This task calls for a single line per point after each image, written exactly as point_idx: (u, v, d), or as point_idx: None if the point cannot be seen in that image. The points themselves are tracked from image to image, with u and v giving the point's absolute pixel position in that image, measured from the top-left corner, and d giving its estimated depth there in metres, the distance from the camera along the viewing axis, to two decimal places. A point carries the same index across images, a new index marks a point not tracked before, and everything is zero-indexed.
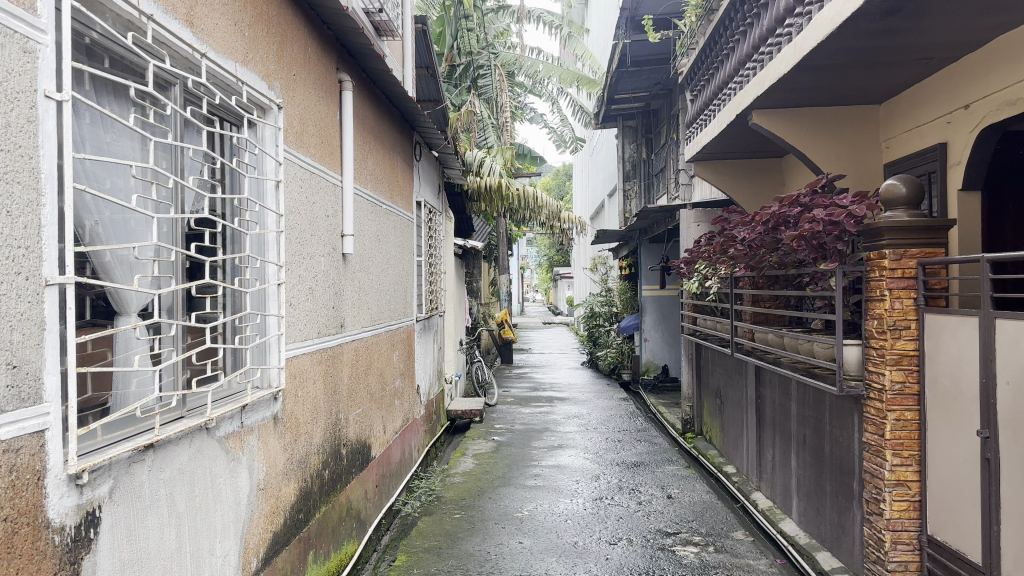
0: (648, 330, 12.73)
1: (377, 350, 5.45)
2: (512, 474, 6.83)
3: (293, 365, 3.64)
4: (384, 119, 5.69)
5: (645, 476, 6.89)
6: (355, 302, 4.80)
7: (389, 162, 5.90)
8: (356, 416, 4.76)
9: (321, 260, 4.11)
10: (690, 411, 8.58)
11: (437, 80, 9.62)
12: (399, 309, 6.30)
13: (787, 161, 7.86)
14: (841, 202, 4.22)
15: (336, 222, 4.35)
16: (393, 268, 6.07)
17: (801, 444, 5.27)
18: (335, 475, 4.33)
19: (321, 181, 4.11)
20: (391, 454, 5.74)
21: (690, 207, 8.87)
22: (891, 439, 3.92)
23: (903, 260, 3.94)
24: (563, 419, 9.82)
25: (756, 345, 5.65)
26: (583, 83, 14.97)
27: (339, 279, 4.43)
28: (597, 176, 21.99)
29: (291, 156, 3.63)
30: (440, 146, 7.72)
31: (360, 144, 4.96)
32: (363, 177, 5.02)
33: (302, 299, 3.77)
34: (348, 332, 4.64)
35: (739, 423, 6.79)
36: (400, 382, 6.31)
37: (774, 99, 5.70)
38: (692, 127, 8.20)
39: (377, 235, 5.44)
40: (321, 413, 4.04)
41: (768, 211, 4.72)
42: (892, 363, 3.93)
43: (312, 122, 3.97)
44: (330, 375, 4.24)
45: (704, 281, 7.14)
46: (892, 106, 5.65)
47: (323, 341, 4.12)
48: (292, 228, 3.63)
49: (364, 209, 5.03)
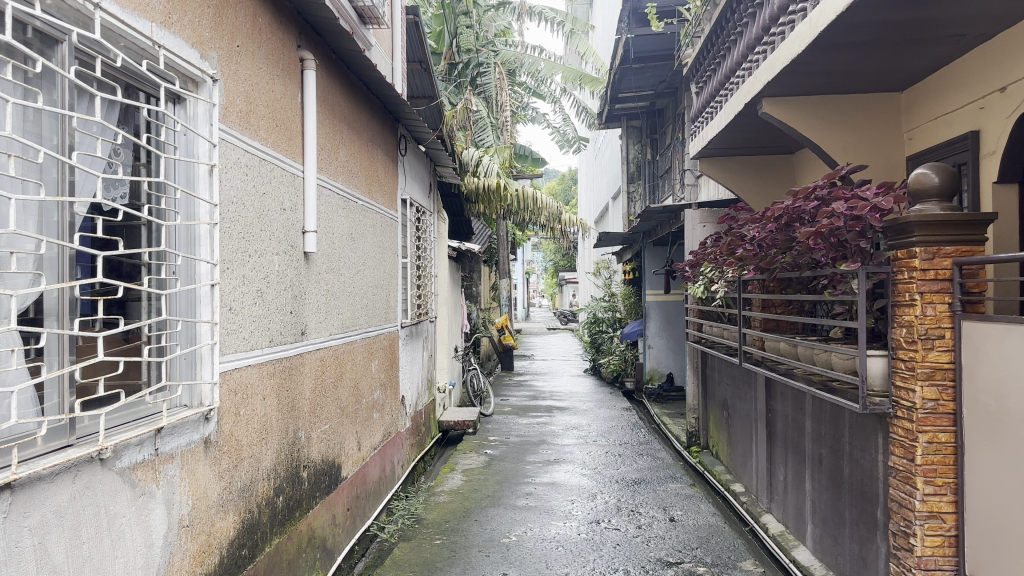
0: (653, 337, 12.19)
1: (351, 361, 4.97)
2: (503, 492, 6.35)
3: (234, 380, 3.17)
4: (361, 107, 5.23)
5: (647, 495, 6.38)
6: (322, 306, 4.34)
7: (367, 154, 5.44)
8: (321, 434, 4.28)
9: (275, 260, 3.65)
10: (695, 423, 8.09)
11: (430, 75, 9.16)
12: (379, 314, 5.83)
13: (798, 156, 7.38)
14: (863, 194, 3.71)
15: (294, 217, 3.89)
16: (372, 270, 5.60)
17: (816, 465, 4.77)
18: (293, 502, 3.86)
19: (275, 169, 3.65)
20: (368, 473, 5.27)
21: (696, 207, 8.31)
22: (923, 466, 3.41)
23: (935, 259, 3.43)
24: (561, 430, 9.33)
25: (765, 354, 5.18)
26: (586, 82, 14.48)
27: (299, 280, 3.96)
28: (602, 179, 21.48)
29: (232, 137, 3.18)
30: (428, 141, 7.26)
31: (330, 133, 4.50)
32: (332, 169, 4.56)
33: (248, 303, 3.31)
34: (313, 341, 4.18)
35: (748, 438, 6.29)
36: (380, 394, 5.83)
37: (785, 85, 5.22)
38: (696, 121, 7.73)
39: (351, 233, 4.97)
40: (273, 433, 3.58)
41: (782, 205, 4.23)
42: (924, 378, 3.42)
43: (263, 101, 3.52)
44: (287, 389, 3.78)
45: (710, 285, 6.65)
46: (916, 92, 5.16)
47: (277, 351, 3.65)
48: (233, 223, 3.17)
49: (334, 204, 4.56)
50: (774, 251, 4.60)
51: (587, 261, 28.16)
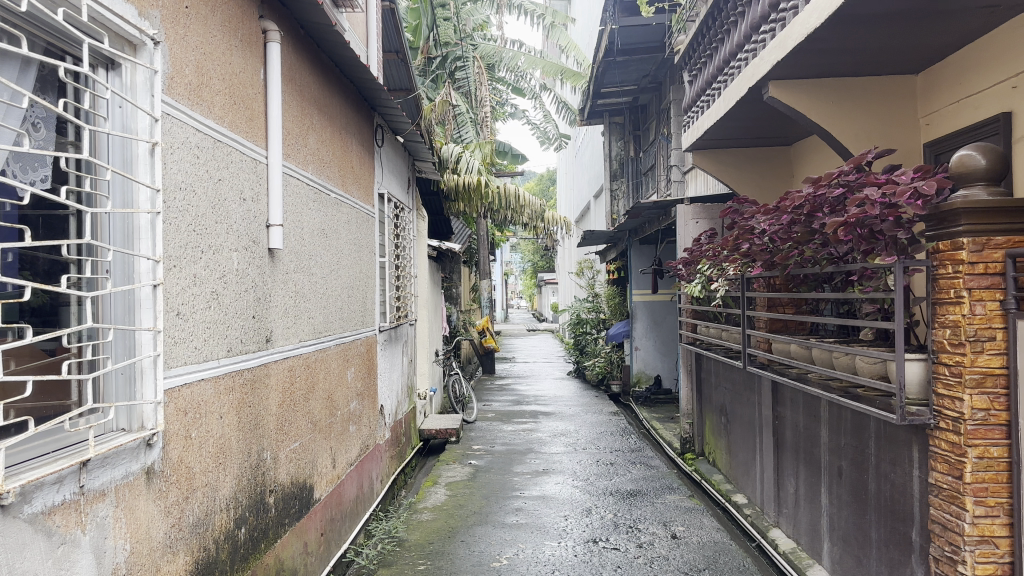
0: (640, 339, 11.80)
1: (324, 370, 4.51)
2: (490, 508, 5.90)
3: (184, 398, 2.71)
4: (333, 91, 4.77)
5: (644, 509, 5.96)
6: (290, 311, 3.87)
7: (341, 142, 4.98)
8: (290, 453, 3.82)
9: (234, 258, 3.19)
10: (690, 428, 7.70)
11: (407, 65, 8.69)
12: (356, 318, 5.36)
13: (796, 148, 7.02)
14: (898, 178, 3.31)
15: (256, 209, 3.42)
16: (348, 269, 5.14)
17: (834, 479, 4.38)
18: (258, 534, 3.39)
19: (233, 154, 3.20)
20: (343, 492, 4.82)
21: (688, 202, 7.89)
22: (972, 484, 3.01)
23: (985, 252, 3.04)
24: (548, 437, 8.91)
25: (775, 357, 4.79)
26: (568, 77, 14.08)
27: (263, 281, 3.50)
28: (582, 178, 21.11)
29: (179, 113, 2.71)
30: (407, 132, 6.81)
31: (297, 117, 4.05)
32: (300, 156, 4.09)
33: (200, 308, 2.86)
34: (280, 350, 3.72)
35: (750, 446, 5.90)
36: (357, 404, 5.37)
37: (795, 66, 4.84)
38: (689, 112, 7.35)
39: (323, 229, 4.51)
40: (231, 456, 3.12)
41: (802, 193, 3.83)
42: (973, 386, 3.01)
43: (217, 75, 3.06)
44: (249, 405, 3.32)
45: (708, 283, 6.26)
46: (935, 74, 4.81)
47: (236, 363, 3.19)
48: (182, 214, 2.71)
49: (303, 196, 4.11)
50: (788, 244, 4.20)
51: (567, 261, 27.77)
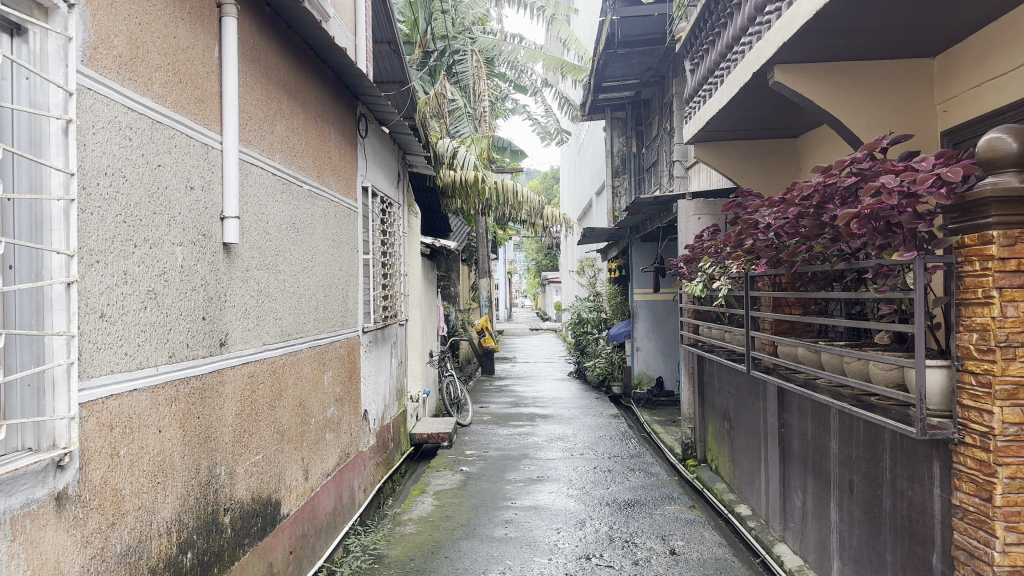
0: (641, 339, 11.45)
1: (295, 375, 4.19)
2: (479, 520, 5.58)
3: (109, 411, 2.39)
4: (306, 76, 4.45)
5: (642, 521, 5.63)
6: (250, 312, 3.55)
7: (316, 130, 4.66)
8: (249, 467, 3.50)
9: (177, 253, 2.87)
10: (691, 434, 7.37)
11: (398, 56, 8.36)
12: (334, 319, 5.04)
13: (803, 139, 6.67)
14: (919, 164, 2.96)
15: (206, 198, 3.11)
16: (324, 267, 4.82)
17: (845, 494, 4.05)
18: (209, 559, 3.08)
19: (177, 137, 2.87)
20: (318, 505, 4.50)
21: (690, 197, 7.54)
22: (1003, 507, 2.68)
23: (1017, 246, 2.70)
24: (544, 442, 8.58)
25: (782, 361, 4.46)
26: (569, 71, 13.75)
27: (216, 279, 3.18)
28: (585, 175, 20.81)
29: (104, 88, 2.39)
30: (394, 123, 6.47)
31: (262, 101, 3.74)
32: (265, 144, 3.78)
33: (132, 309, 2.54)
34: (238, 355, 3.41)
35: (754, 454, 5.57)
36: (335, 411, 5.05)
37: (802, 48, 4.50)
38: (691, 103, 7.01)
39: (293, 223, 4.19)
40: (173, 474, 2.80)
41: (811, 184, 3.50)
42: (1004, 398, 2.67)
43: (158, 49, 2.74)
44: (196, 418, 3.00)
45: (710, 282, 5.93)
46: (953, 57, 4.48)
47: (180, 370, 2.88)
48: (107, 203, 2.39)
49: (268, 187, 3.79)
50: (795, 239, 3.88)
51: (570, 259, 27.38)
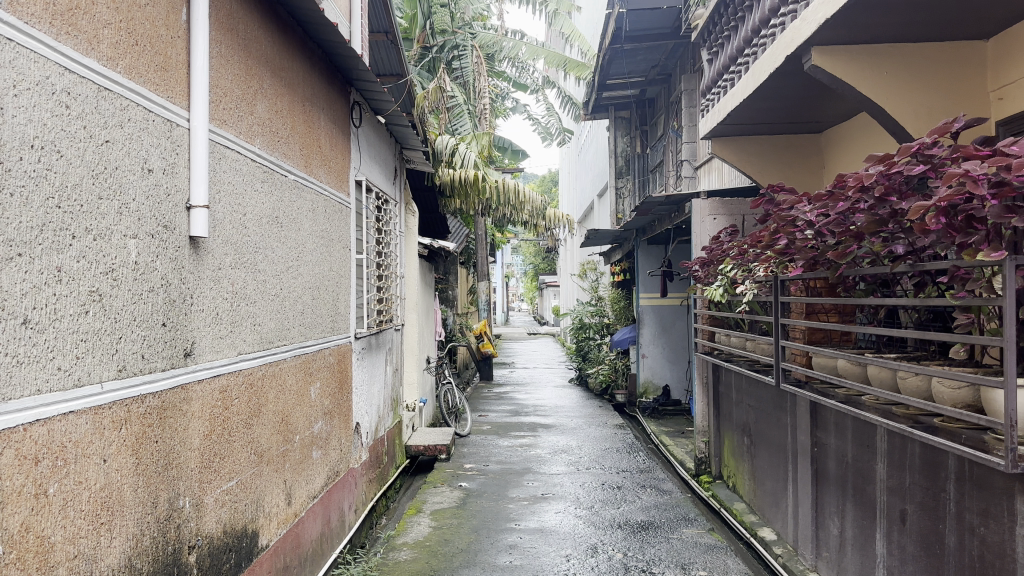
0: (648, 345, 11.00)
1: (277, 389, 3.73)
2: (480, 545, 5.12)
3: (33, 440, 1.93)
4: (293, 54, 4.00)
5: (658, 547, 5.17)
6: (224, 317, 3.09)
7: (304, 115, 4.21)
8: (220, 495, 3.04)
9: (130, 247, 2.41)
10: (704, 448, 6.92)
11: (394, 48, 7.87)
12: (324, 325, 4.58)
13: (826, 136, 6.22)
14: (1009, 148, 2.51)
15: (168, 183, 2.65)
16: (313, 267, 4.37)
17: (894, 525, 3.59)
18: None
19: (130, 109, 2.41)
20: (302, 532, 4.05)
21: (705, 196, 7.08)
22: None
23: None
24: (547, 454, 8.12)
25: (819, 374, 4.01)
26: (572, 68, 13.29)
27: (180, 279, 2.72)
28: (586, 177, 20.40)
29: (32, 42, 1.94)
30: (390, 113, 6.02)
31: (239, 77, 3.29)
32: (244, 126, 3.33)
33: (68, 315, 2.08)
34: (206, 367, 2.94)
35: (779, 474, 5.12)
36: (324, 425, 4.59)
37: (845, 27, 4.05)
38: (707, 95, 6.56)
39: (276, 217, 3.73)
40: (123, 511, 2.33)
41: (869, 175, 3.05)
42: None
43: (107, 1, 2.28)
44: (154, 442, 2.54)
45: (731, 286, 5.47)
46: (1012, 39, 4.00)
47: (132, 387, 2.41)
48: (34, 183, 1.94)
49: (246, 173, 3.33)
50: (843, 238, 3.43)
51: (570, 262, 26.94)
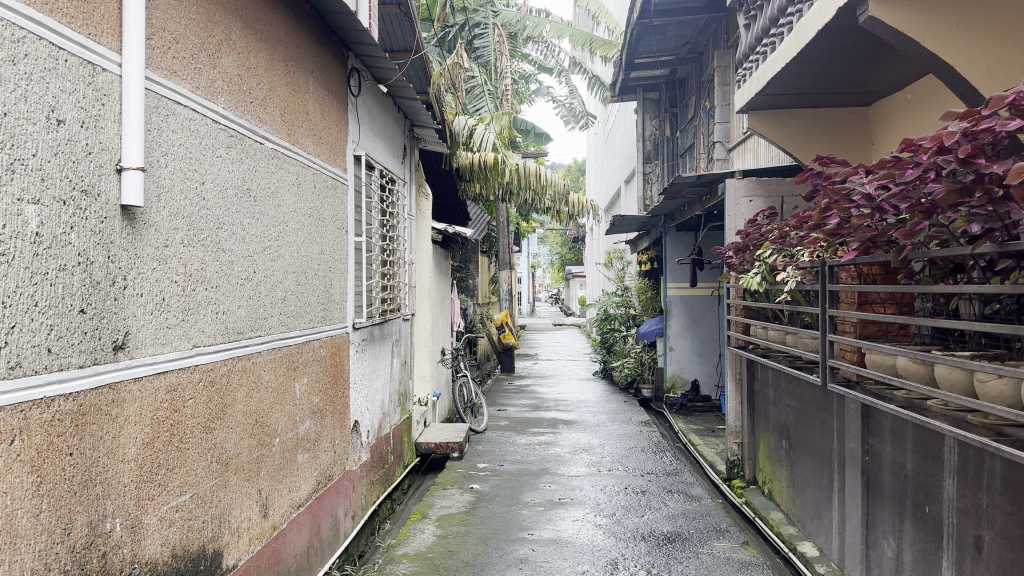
0: (675, 338, 10.44)
1: (248, 386, 3.25)
2: (487, 558, 4.63)
3: None
4: (270, 5, 3.51)
5: (686, 563, 4.64)
6: (172, 305, 2.62)
7: (286, 74, 3.71)
8: (167, 514, 2.58)
9: (30, 215, 1.93)
10: (737, 450, 6.37)
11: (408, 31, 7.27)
12: (312, 313, 4.11)
13: (877, 108, 5.61)
14: None
15: (89, 139, 2.17)
16: (298, 248, 3.88)
17: (966, 553, 3.05)
18: None
19: (28, 41, 1.92)
20: (282, 548, 3.60)
21: (739, 177, 6.51)
22: None
23: None
24: (567, 453, 7.61)
25: (874, 377, 3.45)
26: (598, 47, 12.70)
27: (105, 259, 2.24)
28: (614, 163, 19.71)
29: None
30: (395, 83, 5.51)
31: (197, 22, 2.80)
32: (202, 81, 2.85)
33: None
34: (147, 363, 2.47)
35: (823, 483, 4.57)
36: (314, 424, 4.13)
37: None
38: (743, 65, 5.96)
39: (248, 190, 3.25)
40: (15, 546, 1.86)
41: (948, 134, 2.50)
42: None
43: None
44: (64, 459, 2.06)
45: (770, 273, 4.89)
46: None
47: (29, 390, 1.93)
48: None
49: (204, 136, 2.85)
50: (911, 215, 2.87)
51: (597, 252, 26.26)
